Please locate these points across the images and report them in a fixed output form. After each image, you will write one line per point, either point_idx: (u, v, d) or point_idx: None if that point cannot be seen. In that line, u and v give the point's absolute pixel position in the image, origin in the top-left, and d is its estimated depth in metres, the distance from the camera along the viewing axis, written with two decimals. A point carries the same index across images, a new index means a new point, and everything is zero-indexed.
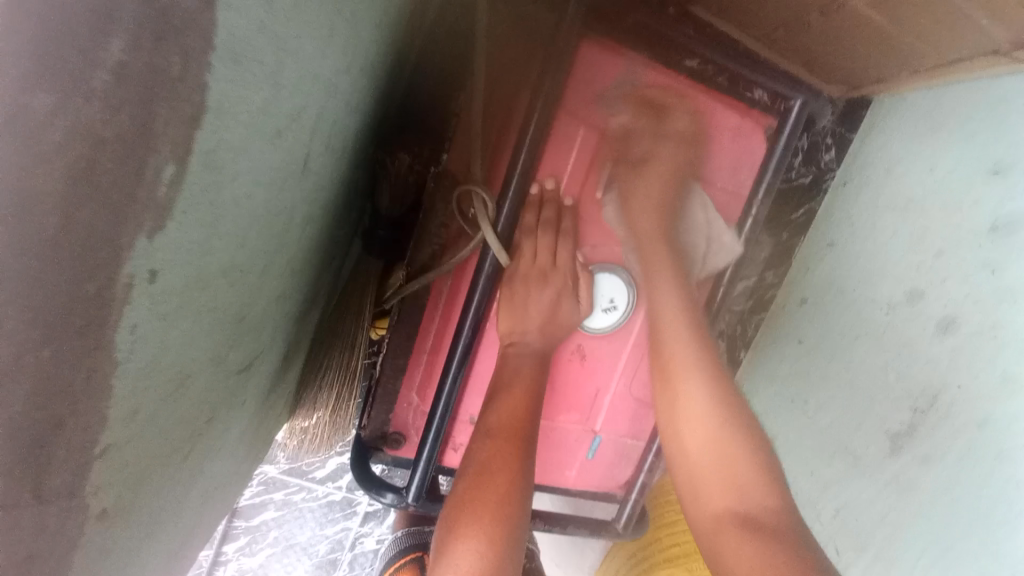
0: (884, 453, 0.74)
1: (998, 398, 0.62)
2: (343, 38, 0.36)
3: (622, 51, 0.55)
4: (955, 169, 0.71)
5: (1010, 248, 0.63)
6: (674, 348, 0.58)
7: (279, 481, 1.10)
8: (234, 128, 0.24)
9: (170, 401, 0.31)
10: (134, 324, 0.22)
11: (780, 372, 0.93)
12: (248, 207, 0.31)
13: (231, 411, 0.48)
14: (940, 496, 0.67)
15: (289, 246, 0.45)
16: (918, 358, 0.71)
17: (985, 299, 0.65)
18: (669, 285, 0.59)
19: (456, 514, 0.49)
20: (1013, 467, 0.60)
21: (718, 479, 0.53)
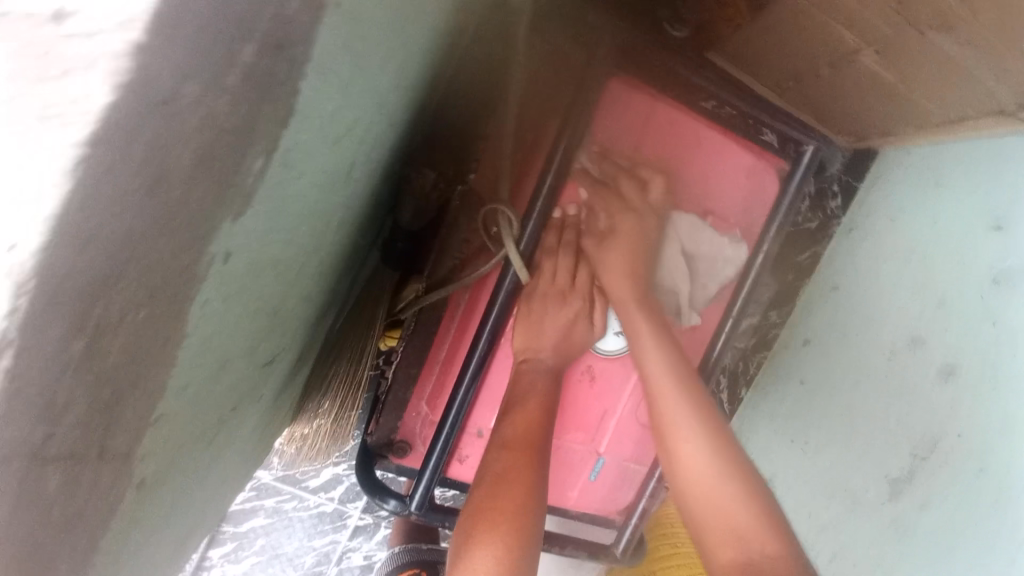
0: (883, 497, 0.75)
1: (997, 447, 0.63)
2: (399, 60, 0.39)
3: (648, 90, 0.58)
4: (957, 222, 0.74)
5: (1010, 300, 0.65)
6: (668, 403, 0.58)
7: (271, 488, 1.09)
8: (307, 131, 0.26)
9: (210, 383, 0.32)
10: (206, 299, 0.24)
11: (781, 410, 0.95)
12: (303, 205, 0.33)
13: (250, 404, 0.49)
14: (940, 542, 0.67)
15: (323, 248, 0.47)
16: (919, 404, 0.73)
17: (983, 349, 0.67)
18: (655, 341, 0.59)
19: (473, 521, 0.52)
20: (1000, 520, 0.61)
21: (723, 540, 0.51)
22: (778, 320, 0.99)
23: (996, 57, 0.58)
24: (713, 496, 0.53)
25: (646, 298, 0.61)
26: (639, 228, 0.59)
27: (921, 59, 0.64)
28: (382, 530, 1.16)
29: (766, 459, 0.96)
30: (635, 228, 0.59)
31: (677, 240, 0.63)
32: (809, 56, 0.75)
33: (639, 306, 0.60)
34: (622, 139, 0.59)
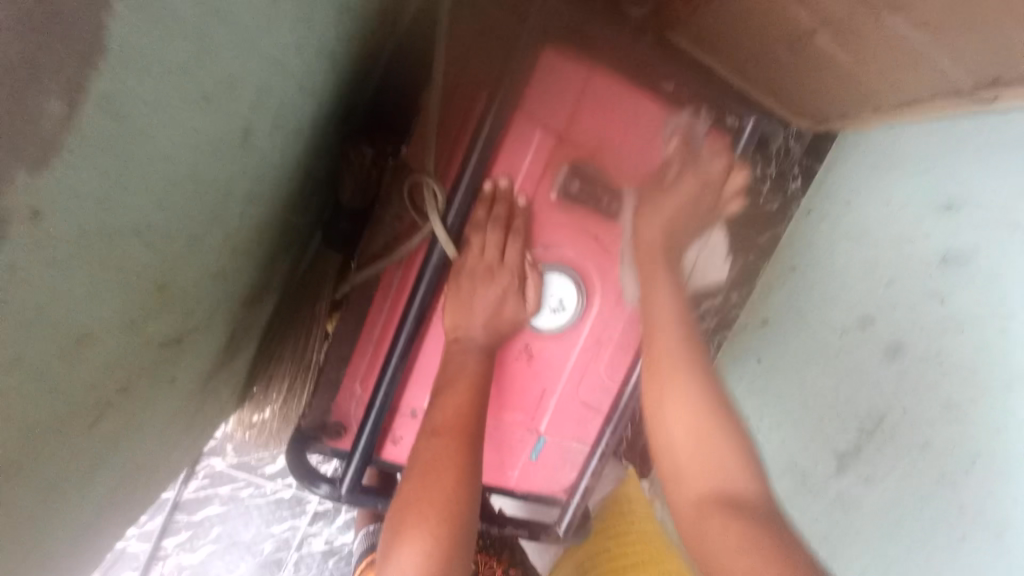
0: (830, 471, 0.76)
1: (939, 424, 0.64)
2: (292, 14, 0.36)
3: (584, 57, 0.55)
4: (909, 203, 0.74)
5: (957, 281, 0.65)
6: (666, 359, 0.62)
7: (223, 475, 1.07)
8: (144, 80, 0.24)
9: (66, 358, 0.30)
10: (13, 264, 0.22)
11: (738, 390, 0.95)
12: (170, 168, 0.30)
13: (156, 385, 0.47)
14: (880, 515, 0.69)
15: (228, 221, 0.44)
16: (868, 383, 0.73)
17: (930, 328, 0.67)
18: (668, 295, 0.63)
19: (401, 515, 0.49)
20: (952, 493, 0.61)
21: (701, 474, 0.57)
22: (738, 301, 0.95)
23: (948, 34, 0.57)
24: (700, 434, 0.58)
25: (670, 257, 0.65)
26: (695, 190, 0.66)
27: (870, 38, 0.63)
28: (343, 514, 1.12)
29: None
30: (691, 191, 0.65)
31: (709, 237, 0.74)
32: (765, 38, 0.75)
33: (656, 278, 0.63)
34: (555, 108, 0.56)
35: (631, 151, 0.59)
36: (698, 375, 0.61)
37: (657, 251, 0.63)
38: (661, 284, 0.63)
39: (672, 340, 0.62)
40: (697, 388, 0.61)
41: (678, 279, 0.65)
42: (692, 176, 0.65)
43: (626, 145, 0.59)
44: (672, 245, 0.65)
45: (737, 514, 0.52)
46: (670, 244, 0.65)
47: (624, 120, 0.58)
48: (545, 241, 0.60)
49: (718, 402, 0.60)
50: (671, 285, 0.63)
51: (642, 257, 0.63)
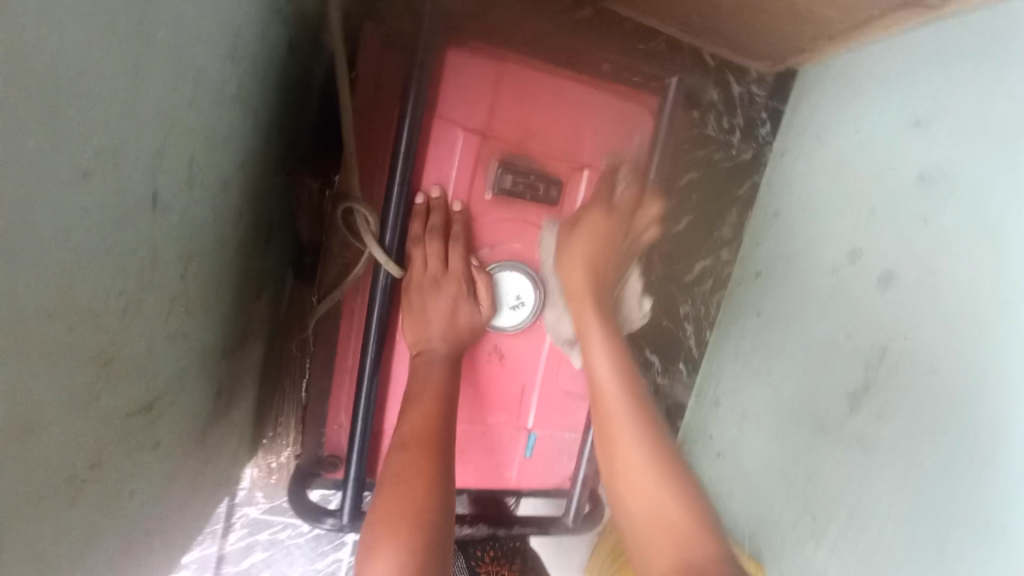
0: (843, 413, 0.67)
1: (942, 346, 0.57)
2: (168, 70, 0.37)
3: (491, 53, 0.56)
4: (879, 127, 0.70)
5: (938, 195, 0.61)
6: (614, 415, 0.59)
7: (262, 521, 0.91)
8: (7, 180, 0.26)
9: (18, 447, 0.32)
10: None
11: (743, 349, 0.87)
12: (70, 249, 0.32)
13: (135, 452, 0.48)
14: (898, 456, 0.59)
15: (168, 284, 0.46)
16: (862, 316, 0.67)
17: (918, 251, 0.62)
18: (602, 344, 0.62)
19: (372, 532, 0.47)
20: (958, 420, 0.53)
21: (656, 525, 0.53)
22: (729, 258, 0.94)
23: None
24: (656, 505, 0.54)
25: (600, 301, 0.64)
26: (602, 222, 0.63)
27: None
28: None
29: (734, 398, 0.87)
30: (601, 215, 0.63)
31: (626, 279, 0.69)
32: None
33: (590, 330, 0.62)
34: (472, 110, 0.56)
35: (560, 134, 0.59)
36: (644, 425, 0.58)
37: (583, 287, 0.63)
38: (596, 339, 0.61)
39: (613, 392, 0.60)
40: (645, 440, 0.57)
41: (613, 325, 0.63)
42: (597, 204, 0.62)
43: (554, 129, 0.59)
44: (601, 285, 0.64)
45: None
46: (598, 289, 0.64)
47: (546, 105, 0.58)
48: (490, 242, 0.61)
49: (666, 446, 0.58)
50: (606, 335, 0.62)
51: (570, 291, 0.63)
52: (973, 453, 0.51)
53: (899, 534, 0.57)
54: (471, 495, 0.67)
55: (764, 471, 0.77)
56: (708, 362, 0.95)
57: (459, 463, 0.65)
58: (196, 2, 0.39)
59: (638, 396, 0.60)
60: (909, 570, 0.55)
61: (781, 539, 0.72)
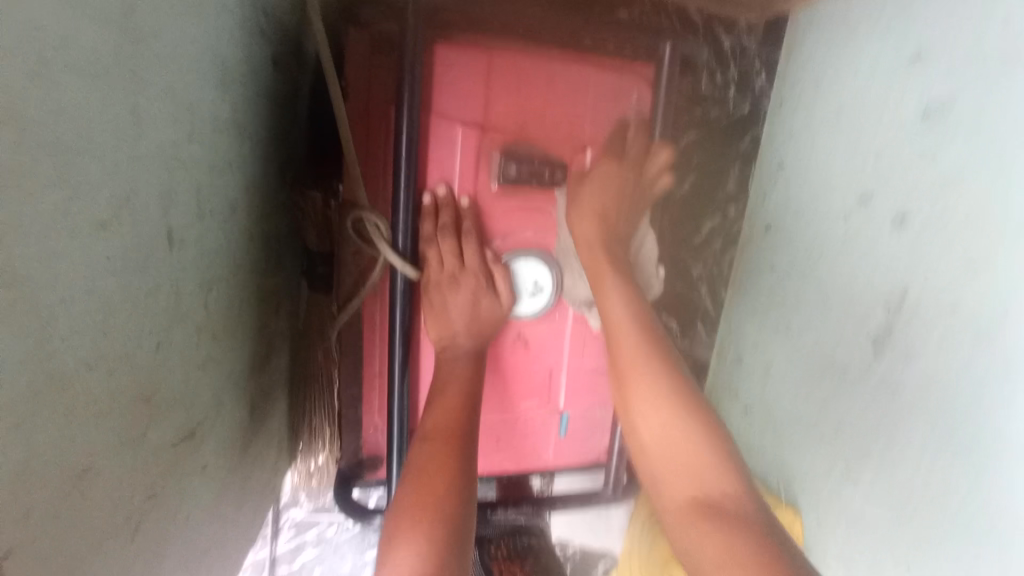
0: (867, 360, 0.66)
1: (960, 282, 0.56)
2: (166, 106, 0.37)
3: (479, 42, 0.55)
4: (878, 66, 0.68)
5: (946, 128, 0.59)
6: (631, 356, 0.58)
7: (308, 522, 0.90)
8: (26, 244, 0.26)
9: (74, 496, 0.33)
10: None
11: (759, 304, 0.87)
12: (96, 300, 0.32)
13: (185, 480, 0.50)
14: (927, 395, 0.59)
15: (193, 314, 0.46)
16: (879, 259, 0.66)
17: (930, 187, 0.60)
18: (616, 288, 0.61)
19: (396, 522, 0.45)
20: (985, 351, 0.53)
21: (685, 479, 0.51)
22: (736, 215, 0.93)
23: None
24: (676, 437, 0.53)
25: (612, 249, 0.63)
26: (614, 173, 0.62)
27: None
28: None
29: (756, 354, 0.87)
30: (607, 168, 0.62)
31: (643, 227, 0.67)
32: None
33: (602, 276, 0.61)
34: (466, 103, 0.56)
35: (557, 114, 0.59)
36: (661, 365, 0.57)
37: (593, 235, 0.61)
38: (607, 284, 0.61)
39: (629, 336, 0.59)
40: (662, 378, 0.57)
41: (627, 272, 0.62)
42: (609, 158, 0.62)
43: (551, 109, 0.58)
44: (611, 230, 0.63)
45: (720, 520, 0.46)
46: (609, 237, 0.63)
47: (541, 86, 0.57)
48: (501, 233, 0.61)
49: (692, 396, 0.56)
50: (621, 287, 0.61)
51: (580, 243, 0.62)
52: (1005, 381, 0.51)
53: (933, 471, 0.58)
54: (511, 478, 0.70)
55: (792, 422, 0.78)
56: (728, 321, 0.94)
57: (495, 450, 0.67)
58: (183, 36, 0.39)
59: (658, 349, 0.58)
60: (948, 507, 0.56)
61: (818, 487, 0.73)
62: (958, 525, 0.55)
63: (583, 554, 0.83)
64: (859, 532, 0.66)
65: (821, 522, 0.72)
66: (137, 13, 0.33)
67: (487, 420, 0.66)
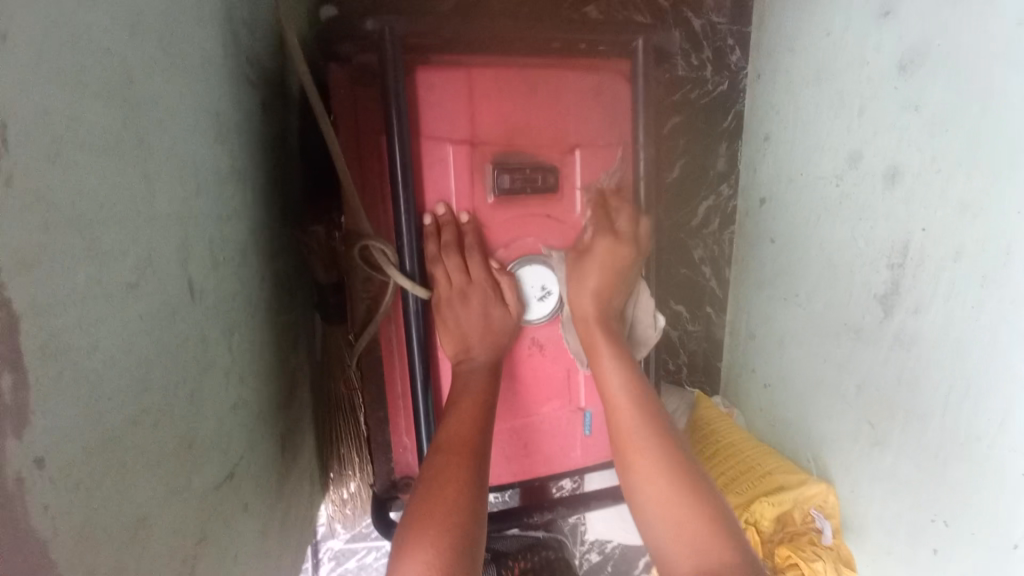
0: (879, 318, 0.67)
1: (958, 228, 0.57)
2: (172, 166, 0.39)
3: (459, 62, 0.57)
4: (846, 30, 0.69)
5: (924, 79, 0.60)
6: (626, 424, 0.58)
7: (347, 551, 0.90)
8: (64, 313, 0.28)
9: (134, 547, 0.34)
10: (46, 505, 0.27)
11: (765, 278, 0.87)
12: (133, 358, 0.34)
13: (230, 520, 0.51)
14: (942, 343, 0.60)
15: (220, 360, 0.47)
16: (877, 218, 0.66)
17: (918, 140, 0.61)
18: (613, 355, 0.61)
19: (405, 534, 0.45)
20: (996, 293, 0.54)
21: (691, 558, 0.50)
22: (730, 192, 0.93)
23: None
24: (677, 511, 0.53)
25: (607, 317, 0.63)
26: (615, 251, 0.63)
27: None
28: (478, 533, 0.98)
29: (769, 326, 0.87)
30: (608, 244, 0.63)
31: (637, 296, 0.68)
32: None
33: (597, 343, 0.61)
34: (453, 123, 0.57)
35: (542, 121, 0.60)
36: (658, 436, 0.57)
37: (591, 303, 0.62)
38: (604, 351, 0.61)
39: (625, 403, 0.59)
40: (658, 448, 0.57)
41: (621, 340, 0.62)
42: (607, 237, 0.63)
43: (535, 116, 0.60)
44: (610, 295, 0.63)
45: None
46: (608, 301, 0.63)
47: (523, 94, 0.59)
48: (503, 243, 0.62)
49: (685, 464, 0.56)
50: (616, 352, 0.61)
51: (577, 316, 0.63)
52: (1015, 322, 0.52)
53: (955, 417, 0.59)
54: (542, 481, 0.70)
55: (813, 389, 0.78)
56: (737, 298, 0.94)
57: (524, 456, 0.68)
58: (180, 99, 0.41)
59: (656, 421, 0.58)
60: (974, 451, 0.57)
61: (845, 450, 0.73)
62: (986, 463, 0.56)
63: (623, 552, 0.86)
64: (894, 488, 0.67)
65: (854, 489, 0.73)
66: (136, 84, 0.35)
67: (509, 427, 0.67)
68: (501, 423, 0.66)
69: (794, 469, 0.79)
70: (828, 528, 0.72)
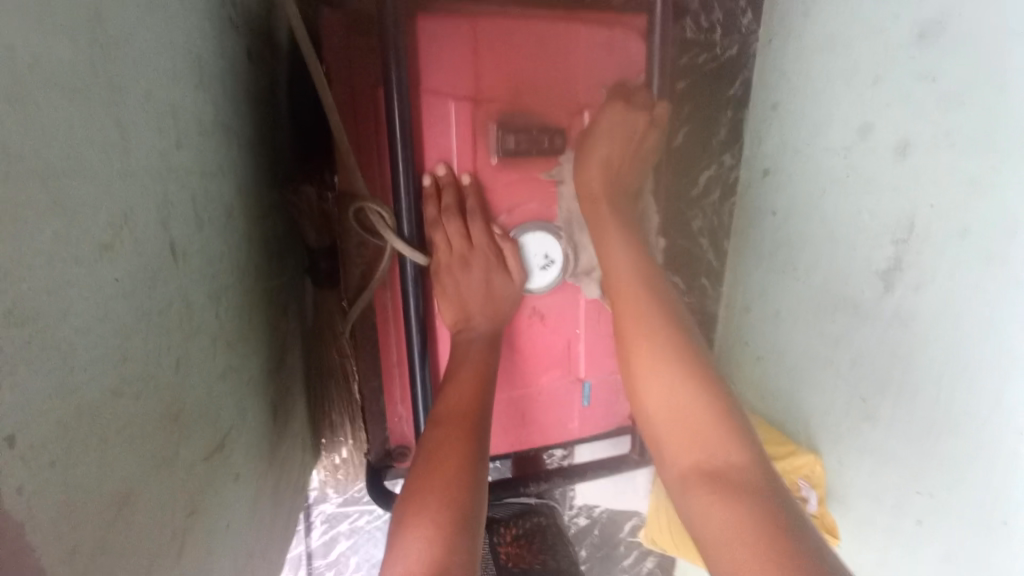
0: (878, 294, 0.66)
1: (967, 203, 0.55)
2: (149, 114, 0.35)
3: (463, 9, 0.52)
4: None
5: (943, 49, 0.57)
6: (630, 310, 0.58)
7: (340, 515, 0.88)
8: (34, 274, 0.25)
9: (119, 524, 0.32)
10: (21, 486, 0.25)
11: (763, 250, 0.85)
12: (110, 326, 0.31)
13: (220, 491, 0.49)
14: (942, 322, 0.59)
15: (205, 327, 0.45)
16: (884, 190, 0.64)
17: (929, 111, 0.58)
18: (620, 243, 0.60)
19: (406, 507, 0.44)
20: (1004, 271, 0.52)
21: (687, 441, 0.51)
22: (733, 162, 0.89)
23: None
24: (676, 395, 0.53)
25: (615, 202, 0.61)
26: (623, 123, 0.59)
27: None
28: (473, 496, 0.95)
29: (764, 300, 0.85)
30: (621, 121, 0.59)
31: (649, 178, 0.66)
32: None
33: (604, 229, 0.60)
34: (455, 77, 0.53)
35: (549, 78, 0.56)
36: (662, 323, 0.57)
37: (598, 186, 0.60)
38: (610, 236, 0.59)
39: (630, 290, 0.58)
40: (661, 335, 0.56)
41: (630, 225, 0.61)
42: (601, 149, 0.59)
43: (541, 73, 0.56)
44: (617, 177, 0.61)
45: (723, 489, 0.47)
46: (615, 187, 0.61)
47: (529, 48, 0.55)
48: (506, 207, 0.60)
49: (688, 349, 0.55)
50: (622, 238, 0.59)
51: (585, 198, 0.60)
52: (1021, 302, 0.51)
53: (949, 394, 0.59)
54: (537, 451, 0.70)
55: (806, 364, 0.78)
56: (728, 271, 0.93)
57: (521, 427, 0.67)
58: (156, 38, 0.37)
59: (662, 308, 0.57)
60: (968, 428, 0.57)
61: (837, 424, 0.73)
62: (979, 442, 0.56)
63: (610, 516, 0.87)
64: (884, 463, 0.67)
65: (841, 461, 0.73)
66: (107, 17, 0.31)
67: (507, 397, 0.65)
68: (500, 393, 0.65)
69: (783, 440, 0.80)
70: (813, 497, 0.73)
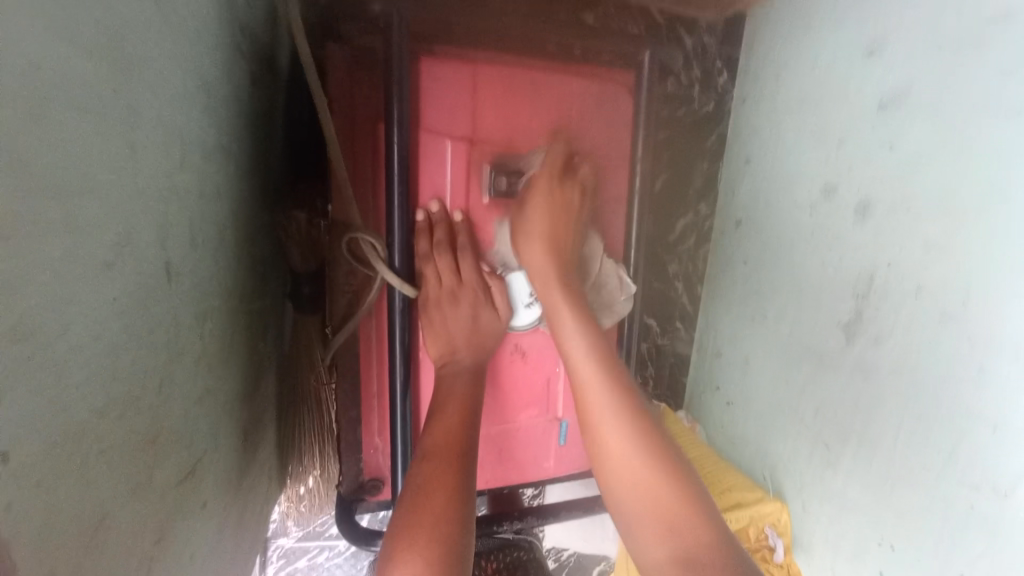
0: (840, 344, 0.69)
1: (922, 265, 0.59)
2: (158, 138, 0.36)
3: (466, 57, 0.56)
4: (835, 61, 0.70)
5: (902, 119, 0.61)
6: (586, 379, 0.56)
7: (298, 550, 0.81)
8: (37, 291, 0.26)
9: (92, 550, 0.31)
10: (7, 505, 0.25)
11: (734, 298, 0.88)
12: (103, 345, 0.31)
13: (188, 520, 0.48)
14: (897, 374, 0.62)
15: (190, 349, 0.44)
16: (847, 247, 0.68)
17: (891, 176, 0.62)
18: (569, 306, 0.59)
19: (393, 543, 0.44)
20: (959, 326, 0.55)
21: (654, 526, 0.48)
22: (707, 211, 0.92)
23: None
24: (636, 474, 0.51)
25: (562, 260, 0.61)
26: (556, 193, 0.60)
27: None
28: None
29: (734, 345, 0.88)
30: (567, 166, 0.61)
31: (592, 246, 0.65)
32: None
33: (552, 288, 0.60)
34: (453, 118, 0.56)
35: (540, 125, 0.60)
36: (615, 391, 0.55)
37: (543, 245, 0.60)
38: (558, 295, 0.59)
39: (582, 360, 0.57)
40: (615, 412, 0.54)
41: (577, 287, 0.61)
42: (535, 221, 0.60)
43: (532, 120, 0.60)
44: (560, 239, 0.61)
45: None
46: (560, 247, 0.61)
47: (527, 94, 0.59)
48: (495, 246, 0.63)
49: (647, 427, 0.54)
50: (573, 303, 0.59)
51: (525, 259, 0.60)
52: (971, 359, 0.53)
53: (907, 444, 0.61)
54: (513, 488, 0.70)
55: (773, 409, 0.80)
56: (703, 316, 0.96)
57: (498, 464, 0.68)
58: (168, 63, 0.37)
59: (614, 377, 0.56)
60: (925, 479, 0.59)
61: (801, 470, 0.76)
62: (935, 489, 0.58)
63: (578, 560, 0.83)
64: (845, 510, 0.69)
65: (805, 507, 0.75)
66: (128, 45, 0.32)
67: (486, 433, 0.66)
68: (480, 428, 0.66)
69: (750, 485, 0.81)
70: (779, 546, 0.74)
